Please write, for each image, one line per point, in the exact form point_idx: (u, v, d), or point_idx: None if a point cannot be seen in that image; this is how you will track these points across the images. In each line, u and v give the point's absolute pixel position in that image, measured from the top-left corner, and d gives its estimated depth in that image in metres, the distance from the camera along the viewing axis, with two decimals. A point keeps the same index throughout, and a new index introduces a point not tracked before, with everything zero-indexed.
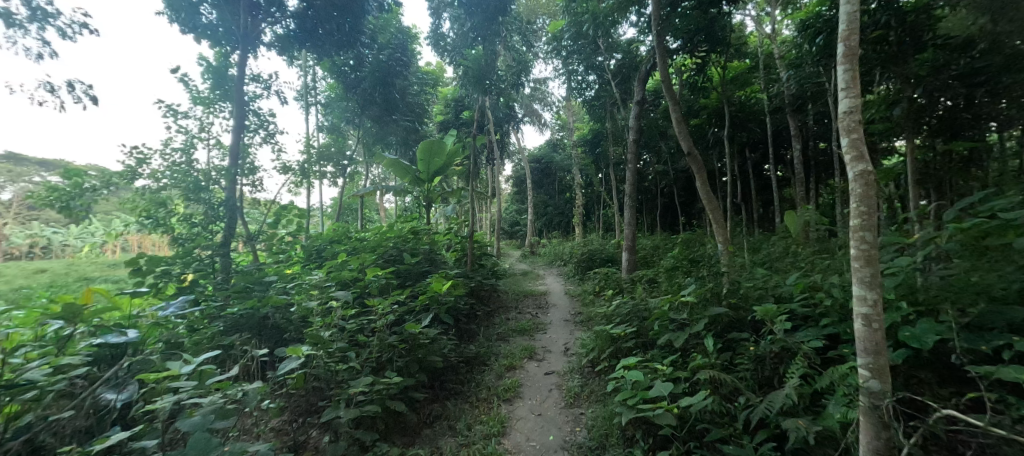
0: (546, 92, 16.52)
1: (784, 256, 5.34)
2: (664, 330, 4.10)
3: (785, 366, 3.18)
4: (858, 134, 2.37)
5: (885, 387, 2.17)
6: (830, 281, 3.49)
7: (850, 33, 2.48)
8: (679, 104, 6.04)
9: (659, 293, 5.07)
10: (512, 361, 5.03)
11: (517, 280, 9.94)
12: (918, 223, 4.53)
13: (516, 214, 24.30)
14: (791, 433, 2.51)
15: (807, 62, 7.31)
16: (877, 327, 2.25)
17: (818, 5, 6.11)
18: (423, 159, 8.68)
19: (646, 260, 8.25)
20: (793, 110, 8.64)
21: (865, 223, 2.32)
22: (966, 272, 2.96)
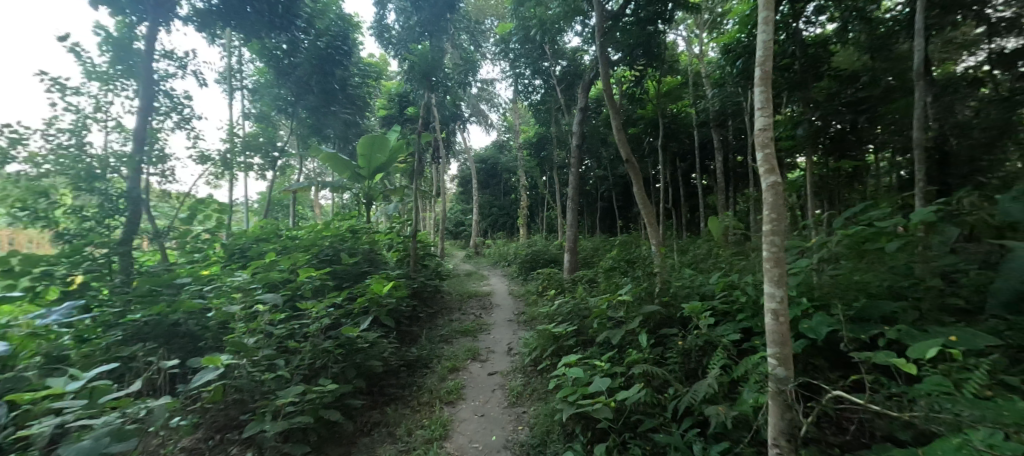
0: (492, 93, 16.56)
1: (708, 258, 5.84)
2: (603, 328, 4.30)
3: (708, 358, 3.47)
4: (770, 149, 2.64)
5: (788, 374, 2.45)
6: (745, 280, 3.88)
7: (765, 59, 2.77)
8: (619, 113, 6.37)
9: (598, 292, 5.30)
10: (454, 363, 4.96)
11: (461, 281, 9.84)
12: (815, 229, 5.19)
13: (461, 214, 24.08)
14: (712, 419, 2.75)
15: (729, 82, 8.08)
16: (783, 320, 2.53)
17: (739, 31, 6.79)
18: (364, 155, 8.36)
19: (586, 261, 8.58)
20: (717, 125, 9.50)
21: (775, 228, 2.60)
22: (851, 272, 3.45)
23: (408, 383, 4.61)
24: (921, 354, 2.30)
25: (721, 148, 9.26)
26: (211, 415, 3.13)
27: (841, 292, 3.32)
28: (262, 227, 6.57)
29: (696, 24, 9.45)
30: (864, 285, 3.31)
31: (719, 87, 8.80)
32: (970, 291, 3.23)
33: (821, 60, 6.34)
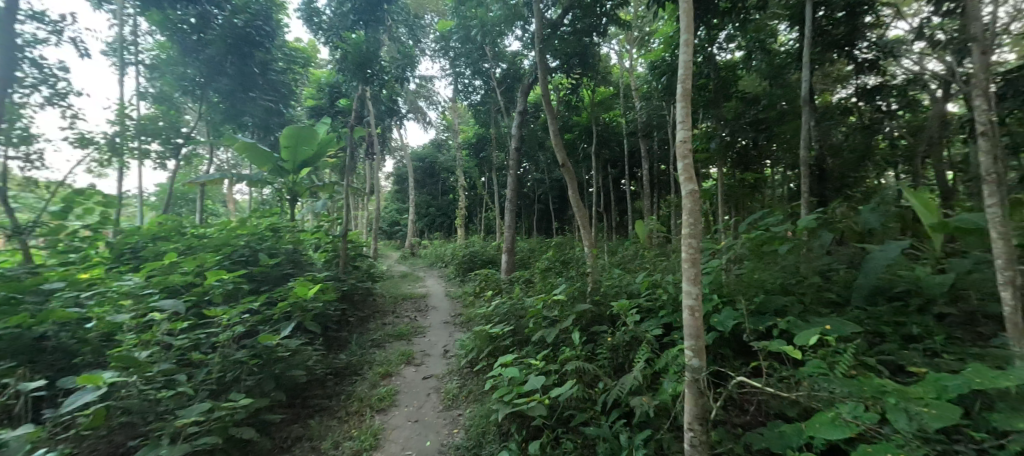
0: (431, 91, 16.17)
1: (634, 258, 6.26)
2: (539, 327, 4.40)
3: (634, 352, 3.72)
4: (689, 159, 2.89)
5: (702, 364, 2.68)
6: (666, 280, 4.22)
7: (686, 77, 3.03)
8: (556, 119, 6.58)
9: (535, 292, 5.42)
10: (387, 368, 4.76)
11: (395, 283, 9.48)
12: (724, 233, 5.81)
13: (396, 214, 23.22)
14: (637, 409, 2.95)
15: (655, 97, 8.74)
16: (698, 315, 2.79)
17: (664, 50, 7.37)
18: (288, 146, 7.75)
19: (524, 261, 8.74)
20: (644, 135, 10.22)
21: (692, 232, 2.85)
22: (752, 271, 3.92)
23: (334, 393, 4.33)
24: (805, 341, 2.68)
25: (647, 157, 9.96)
26: (89, 443, 2.66)
27: (745, 289, 3.75)
28: (160, 224, 5.75)
29: (627, 40, 10.09)
30: (762, 282, 3.78)
31: (646, 101, 9.47)
32: (840, 286, 3.84)
33: (730, 83, 7.12)
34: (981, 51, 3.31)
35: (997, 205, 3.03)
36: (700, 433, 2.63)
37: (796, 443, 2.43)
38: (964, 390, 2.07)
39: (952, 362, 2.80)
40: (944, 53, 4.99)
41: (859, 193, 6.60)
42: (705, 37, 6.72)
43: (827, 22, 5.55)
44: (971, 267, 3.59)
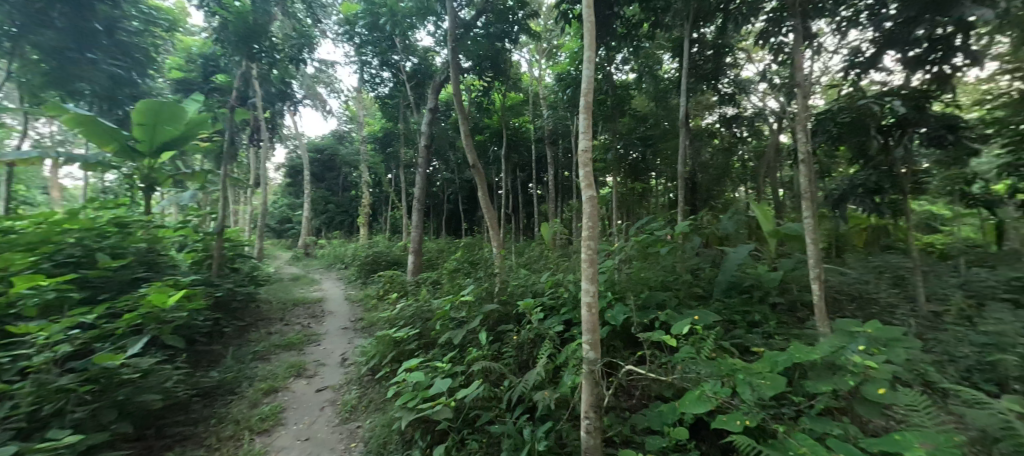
0: (333, 77, 14.82)
1: (539, 259, 6.56)
2: (445, 329, 4.33)
3: (537, 349, 3.89)
4: (589, 168, 3.13)
5: (597, 356, 2.91)
6: (567, 279, 4.51)
7: (588, 92, 3.28)
8: (468, 120, 6.56)
9: (442, 293, 5.33)
10: (271, 384, 4.22)
11: (284, 286, 8.49)
12: (617, 235, 6.42)
13: (287, 209, 20.85)
14: (540, 404, 3.09)
15: (561, 107, 9.28)
16: (594, 311, 3.03)
17: (569, 65, 7.88)
18: (143, 125, 6.35)
19: (432, 262, 8.54)
20: (550, 142, 10.78)
21: (591, 235, 3.09)
22: (639, 270, 4.40)
23: (202, 417, 3.70)
24: (679, 330, 3.09)
25: (553, 163, 10.52)
26: None
27: (633, 286, 4.18)
28: None
29: (537, 50, 10.52)
30: (647, 279, 4.26)
31: (552, 110, 10.00)
32: (706, 282, 4.53)
33: (624, 101, 7.90)
34: (803, 95, 4.18)
35: (811, 217, 3.86)
36: (594, 420, 2.85)
37: (671, 420, 2.79)
38: (788, 363, 2.58)
39: (782, 342, 3.49)
40: (778, 94, 6.20)
41: (720, 205, 7.88)
42: (604, 57, 7.34)
43: (699, 57, 6.49)
44: (794, 265, 4.53)
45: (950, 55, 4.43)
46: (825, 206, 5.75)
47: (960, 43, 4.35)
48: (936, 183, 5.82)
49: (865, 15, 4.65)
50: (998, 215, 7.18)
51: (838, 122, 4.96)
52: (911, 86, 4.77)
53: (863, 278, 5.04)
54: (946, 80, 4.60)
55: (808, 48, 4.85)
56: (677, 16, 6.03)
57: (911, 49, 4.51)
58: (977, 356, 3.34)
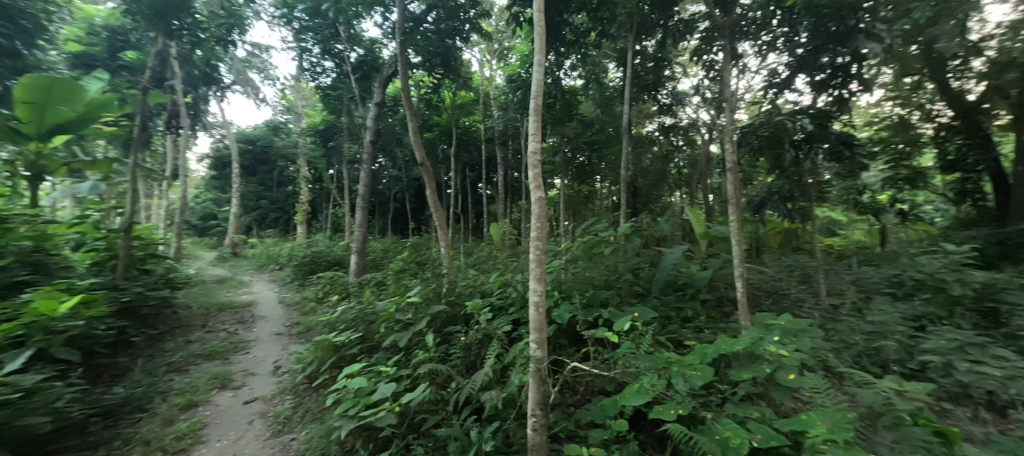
0: (267, 63, 13.69)
1: (488, 259, 6.56)
2: (391, 332, 4.19)
3: (485, 349, 3.88)
4: (538, 169, 3.18)
5: (544, 354, 2.97)
6: (516, 279, 4.55)
7: (538, 94, 3.33)
8: (417, 116, 6.40)
9: (388, 295, 5.14)
10: (190, 397, 3.81)
11: (207, 289, 7.70)
12: (564, 236, 6.60)
13: (212, 205, 18.97)
14: (487, 404, 3.09)
15: (511, 108, 9.37)
16: (542, 310, 3.09)
17: (520, 67, 7.96)
18: (30, 103, 5.37)
19: (377, 263, 8.22)
20: (500, 143, 10.82)
21: (540, 235, 3.15)
22: (584, 270, 4.56)
23: (102, 440, 3.23)
24: (621, 327, 3.25)
25: (503, 164, 10.57)
26: None
27: (579, 285, 4.33)
28: None
29: (488, 50, 10.51)
30: (592, 278, 4.43)
31: (503, 111, 10.05)
32: (645, 281, 4.79)
33: (572, 106, 8.15)
34: (731, 109, 4.57)
35: (736, 220, 4.24)
36: (541, 417, 2.90)
37: (613, 413, 2.92)
38: (716, 354, 2.81)
39: (710, 335, 3.80)
40: (710, 107, 6.74)
41: (658, 208, 8.40)
42: (553, 61, 7.47)
43: (641, 68, 6.86)
44: (721, 265, 4.95)
45: (847, 80, 5.09)
46: (747, 211, 6.35)
47: (855, 71, 5.01)
48: (836, 192, 6.65)
49: (781, 41, 5.21)
50: (883, 221, 8.36)
51: (759, 135, 5.50)
52: (817, 106, 5.41)
53: (777, 276, 5.63)
54: (844, 102, 5.27)
55: (735, 66, 5.33)
56: (622, 28, 6.34)
57: (818, 74, 5.12)
58: (864, 342, 3.88)
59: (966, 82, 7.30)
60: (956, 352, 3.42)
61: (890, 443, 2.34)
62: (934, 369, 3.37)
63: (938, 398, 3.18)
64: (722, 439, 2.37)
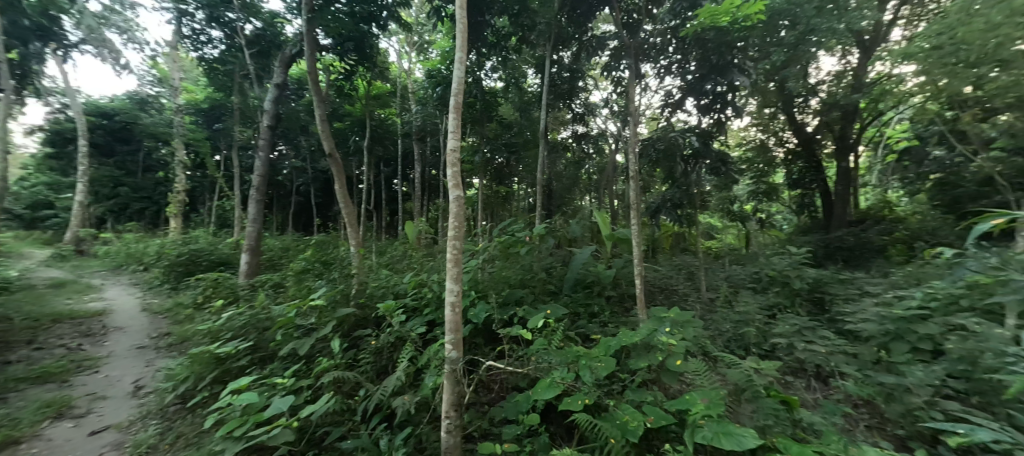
0: (133, 23, 11.10)
1: (403, 258, 6.29)
2: (289, 340, 3.77)
3: (397, 353, 3.72)
4: (458, 168, 3.13)
5: (459, 355, 2.94)
6: (431, 279, 4.45)
7: (459, 91, 3.28)
8: (325, 103, 5.89)
9: (286, 298, 4.62)
10: (5, 434, 2.98)
11: (36, 296, 6.14)
12: (482, 236, 6.63)
13: (47, 190, 15.23)
14: (399, 410, 2.96)
15: (430, 104, 9.13)
16: (458, 310, 3.05)
17: (441, 63, 7.78)
18: None
19: (274, 262, 7.36)
20: (418, 139, 10.47)
21: (457, 235, 3.11)
22: (501, 269, 4.62)
23: None
24: (535, 324, 3.37)
25: (420, 160, 10.26)
26: None
27: (495, 284, 4.38)
28: None
29: (407, 41, 10.13)
30: (508, 278, 4.52)
31: (422, 106, 9.76)
32: (557, 279, 5.03)
33: (492, 107, 8.22)
34: (635, 122, 5.03)
35: (637, 224, 4.67)
36: (455, 418, 2.87)
37: (525, 408, 3.01)
38: (618, 346, 3.07)
39: (613, 329, 4.13)
40: (616, 120, 7.34)
41: (570, 211, 8.90)
42: (474, 61, 7.38)
43: (558, 77, 7.19)
44: (624, 264, 5.41)
45: (725, 106, 5.95)
46: (645, 216, 7.05)
47: (730, 99, 5.88)
48: (715, 202, 7.73)
49: (675, 66, 5.88)
50: (748, 227, 9.94)
51: (656, 148, 6.14)
52: (702, 127, 6.22)
53: (668, 274, 6.35)
54: (722, 125, 6.14)
55: (639, 84, 5.88)
56: (541, 36, 6.59)
57: (703, 98, 5.90)
58: (733, 329, 4.57)
59: (806, 116, 9.07)
60: (795, 335, 4.22)
61: (751, 413, 2.79)
62: (781, 350, 4.11)
63: (783, 372, 3.89)
64: (622, 423, 2.60)
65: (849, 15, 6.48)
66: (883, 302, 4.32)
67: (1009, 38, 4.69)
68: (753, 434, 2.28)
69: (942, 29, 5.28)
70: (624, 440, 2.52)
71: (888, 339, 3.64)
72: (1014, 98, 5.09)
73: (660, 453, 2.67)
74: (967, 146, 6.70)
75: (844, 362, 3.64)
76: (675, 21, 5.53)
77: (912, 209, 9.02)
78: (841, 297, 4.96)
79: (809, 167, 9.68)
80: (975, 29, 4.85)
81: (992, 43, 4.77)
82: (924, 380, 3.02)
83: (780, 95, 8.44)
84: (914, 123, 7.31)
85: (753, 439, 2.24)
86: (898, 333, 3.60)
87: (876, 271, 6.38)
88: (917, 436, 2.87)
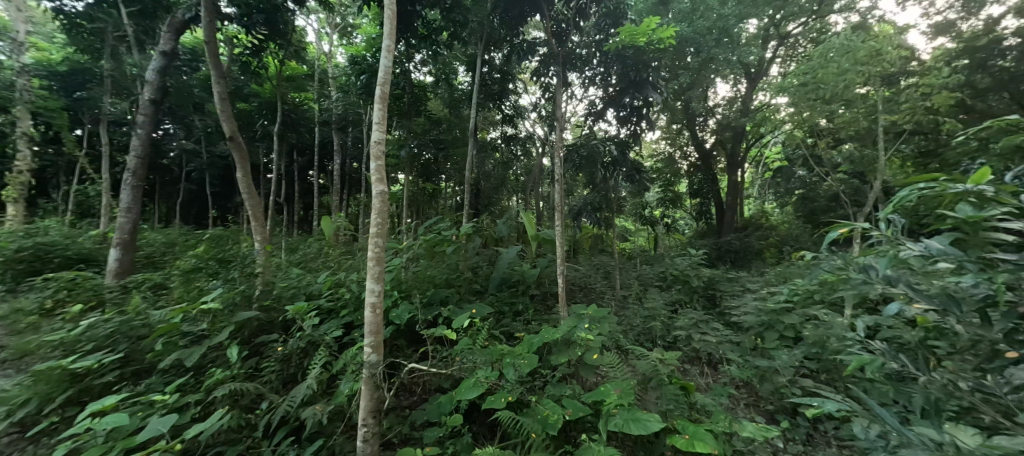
0: None
1: (317, 256, 5.78)
2: (173, 349, 3.22)
3: (309, 359, 3.41)
4: (382, 162, 2.97)
5: (379, 359, 2.79)
6: (350, 278, 4.17)
7: (385, 82, 3.10)
8: (225, 80, 5.19)
9: (170, 301, 3.95)
10: None
11: None
12: (406, 234, 6.38)
13: None
14: (309, 421, 2.70)
15: (352, 93, 8.54)
16: (379, 312, 2.90)
17: (367, 49, 7.33)
18: None
19: (154, 259, 6.26)
20: (338, 128, 9.75)
21: (380, 232, 2.95)
22: (425, 269, 4.50)
23: None
24: (459, 324, 3.32)
25: (340, 152, 9.55)
26: None
27: (419, 284, 4.24)
28: None
29: (328, 22, 9.39)
30: (432, 277, 4.40)
31: (342, 94, 9.10)
32: (483, 279, 5.04)
33: (421, 101, 7.96)
34: (561, 128, 5.23)
35: (561, 225, 4.86)
36: (373, 425, 2.72)
37: (448, 409, 2.96)
38: (540, 343, 3.16)
39: (536, 326, 4.26)
40: (544, 125, 7.58)
41: (497, 211, 8.99)
42: (402, 52, 7.07)
43: (488, 78, 7.22)
44: (548, 264, 5.61)
45: (640, 120, 6.47)
46: (568, 218, 7.39)
47: (644, 113, 6.41)
48: (630, 207, 8.38)
49: (598, 78, 6.23)
50: (657, 231, 10.93)
51: (579, 155, 6.47)
52: (620, 137, 6.68)
53: (587, 273, 6.70)
54: (637, 136, 6.66)
55: (566, 91, 6.14)
56: (473, 35, 6.56)
57: (622, 110, 6.36)
58: (642, 324, 4.97)
59: (705, 134, 10.26)
60: (693, 327, 4.72)
61: (656, 399, 3.07)
62: (682, 341, 4.58)
63: (683, 361, 4.35)
64: (542, 417, 2.68)
65: (739, 50, 7.50)
66: (760, 298, 5.07)
67: (852, 83, 5.80)
68: (657, 418, 2.51)
69: (807, 70, 6.33)
70: (544, 434, 2.62)
71: (762, 328, 4.31)
72: (853, 131, 6.32)
73: (577, 442, 2.81)
74: (823, 168, 8.13)
75: (730, 350, 4.22)
76: (599, 36, 5.90)
77: (782, 219, 10.73)
78: (728, 293, 5.72)
79: (706, 179, 10.96)
80: (831, 72, 5.90)
81: (841, 85, 5.86)
82: (789, 362, 3.64)
83: (685, 114, 9.44)
84: (785, 147, 8.69)
85: (657, 423, 2.47)
86: (770, 323, 4.27)
87: (756, 271, 7.45)
88: (782, 409, 3.49)
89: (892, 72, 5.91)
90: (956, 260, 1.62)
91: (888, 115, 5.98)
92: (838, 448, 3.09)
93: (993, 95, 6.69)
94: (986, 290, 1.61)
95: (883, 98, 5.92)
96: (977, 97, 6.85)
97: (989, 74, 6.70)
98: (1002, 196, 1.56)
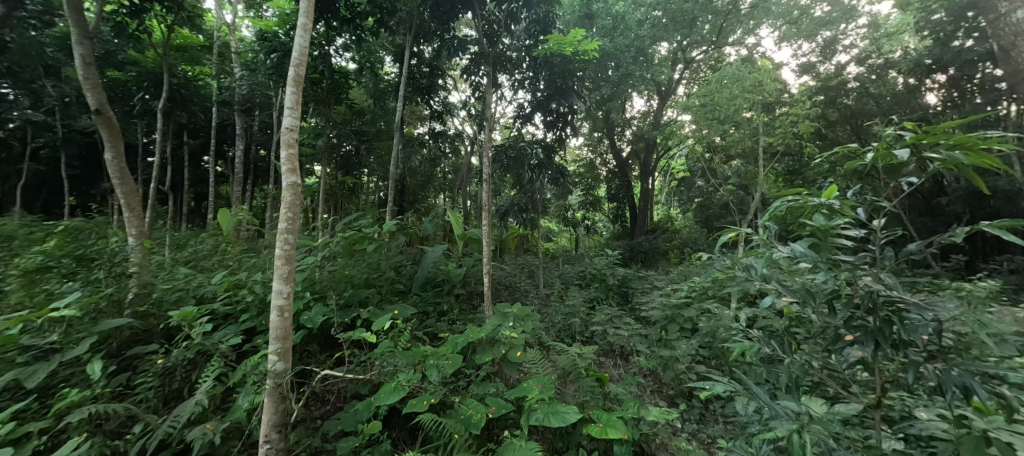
0: None
1: (211, 254, 5.07)
2: (6, 369, 2.56)
3: (199, 372, 2.97)
4: (293, 150, 2.70)
5: (285, 367, 2.55)
6: (251, 279, 3.73)
7: (299, 63, 2.81)
8: (90, 40, 4.32)
9: (4, 308, 3.13)
10: None
11: None
12: (322, 230, 5.88)
13: None
14: (197, 443, 2.33)
15: (260, 71, 7.67)
16: (287, 315, 2.64)
17: (275, 25, 6.61)
18: None
19: None
20: (242, 110, 8.68)
21: (290, 228, 2.67)
22: (341, 268, 4.19)
23: None
24: (379, 326, 3.15)
25: (244, 136, 8.48)
26: None
27: (335, 284, 3.95)
28: None
29: None
30: (350, 277, 4.12)
31: (249, 72, 8.12)
32: (406, 278, 4.85)
33: (342, 90, 7.32)
34: (490, 128, 5.24)
35: (487, 225, 4.85)
36: (276, 441, 2.53)
37: (365, 417, 2.80)
38: (464, 343, 3.12)
39: (461, 326, 4.22)
40: (474, 124, 7.55)
41: (423, 209, 8.75)
42: (321, 33, 6.50)
43: (417, 70, 7.01)
44: (474, 263, 5.60)
45: (565, 126, 6.67)
46: (495, 218, 7.35)
47: (569, 120, 6.64)
48: (555, 208, 8.75)
49: (528, 82, 6.27)
50: (579, 233, 11.52)
51: (507, 156, 6.59)
52: (546, 141, 6.86)
53: (512, 272, 6.79)
54: (563, 141, 6.87)
55: (495, 91, 6.17)
56: (401, 24, 6.33)
57: (549, 115, 6.48)
58: (563, 320, 5.18)
59: (622, 142, 11.12)
60: (608, 323, 5.05)
61: (574, 391, 3.23)
62: (598, 336, 4.87)
63: (599, 354, 4.63)
64: (465, 418, 2.66)
65: (652, 68, 8.24)
66: (664, 294, 5.62)
67: (739, 107, 6.71)
68: (575, 410, 2.65)
69: (706, 92, 7.14)
70: (467, 434, 2.60)
71: (667, 322, 4.80)
72: (740, 149, 7.33)
73: (499, 439, 2.87)
74: (718, 179, 9.26)
75: (640, 342, 4.60)
76: (529, 41, 6.05)
77: (684, 223, 12.04)
78: (639, 290, 6.27)
79: (622, 185, 11.82)
80: (725, 96, 6.74)
81: (732, 108, 6.72)
82: (687, 351, 4.12)
83: (606, 122, 10.10)
84: (689, 160, 9.77)
85: (575, 414, 2.60)
86: (672, 316, 4.78)
87: (663, 270, 8.25)
88: (681, 393, 3.92)
89: (772, 101, 6.92)
90: (812, 261, 1.93)
91: (767, 137, 7.01)
92: (724, 424, 3.55)
93: (840, 127, 8.21)
94: (831, 285, 1.96)
95: (763, 122, 6.89)
96: (830, 128, 8.35)
97: (838, 109, 8.22)
98: (845, 208, 1.90)
